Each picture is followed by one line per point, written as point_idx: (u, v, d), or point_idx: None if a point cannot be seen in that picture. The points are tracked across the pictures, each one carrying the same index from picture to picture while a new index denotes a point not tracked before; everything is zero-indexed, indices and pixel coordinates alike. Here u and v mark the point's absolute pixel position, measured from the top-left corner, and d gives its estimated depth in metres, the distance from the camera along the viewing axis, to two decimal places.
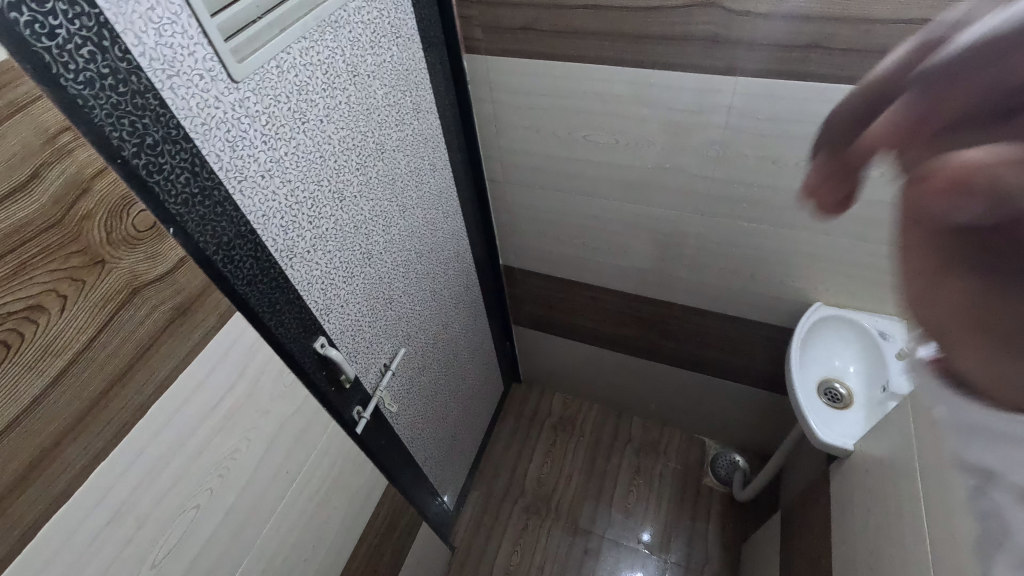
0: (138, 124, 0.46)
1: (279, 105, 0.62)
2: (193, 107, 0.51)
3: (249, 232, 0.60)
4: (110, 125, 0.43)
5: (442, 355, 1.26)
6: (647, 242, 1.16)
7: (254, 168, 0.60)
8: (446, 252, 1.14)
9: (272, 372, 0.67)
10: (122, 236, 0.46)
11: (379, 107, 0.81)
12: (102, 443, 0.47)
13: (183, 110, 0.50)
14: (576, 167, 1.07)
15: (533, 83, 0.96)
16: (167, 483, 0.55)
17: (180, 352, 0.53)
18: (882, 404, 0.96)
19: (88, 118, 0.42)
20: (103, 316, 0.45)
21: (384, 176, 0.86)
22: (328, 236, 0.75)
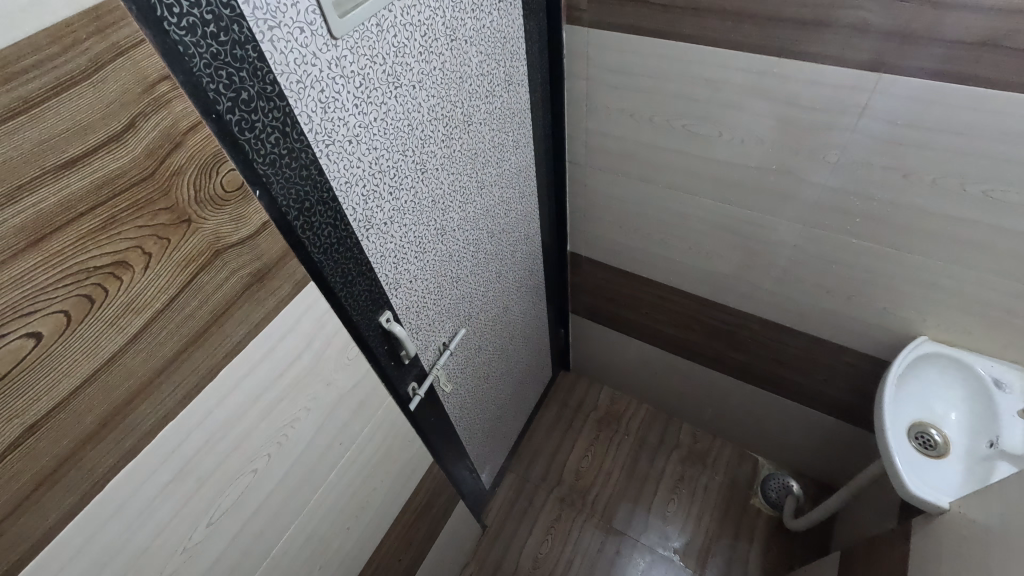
0: (235, 77, 0.43)
1: (374, 68, 0.58)
2: (289, 62, 0.49)
3: (330, 199, 0.59)
4: (207, 76, 0.41)
5: (499, 340, 1.23)
6: (734, 246, 1.06)
7: (343, 131, 0.57)
8: (516, 235, 1.10)
9: (338, 346, 0.65)
10: (209, 196, 0.43)
11: (472, 76, 0.76)
12: (172, 403, 0.46)
13: (280, 65, 0.48)
14: (668, 159, 0.99)
15: (636, 62, 0.88)
16: (230, 445, 0.55)
17: (253, 319, 0.51)
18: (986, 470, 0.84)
19: (189, 68, 0.40)
20: (184, 277, 0.43)
21: (467, 151, 0.82)
22: (406, 210, 0.72)
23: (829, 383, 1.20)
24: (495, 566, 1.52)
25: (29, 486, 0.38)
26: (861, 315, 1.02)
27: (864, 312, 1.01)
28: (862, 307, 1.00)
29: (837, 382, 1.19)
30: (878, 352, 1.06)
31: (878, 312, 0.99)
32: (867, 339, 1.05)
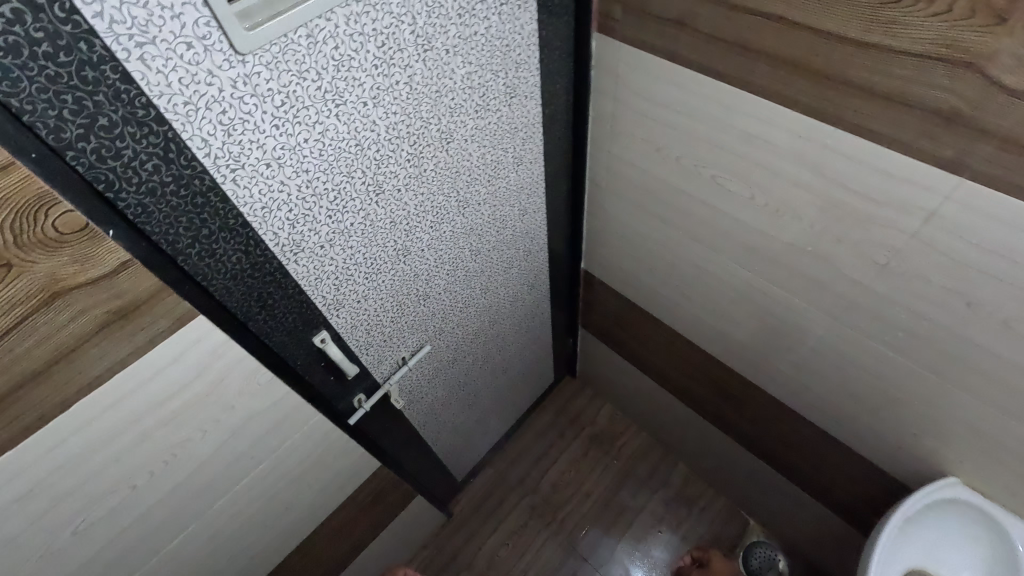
0: (87, 102, 0.38)
1: (304, 84, 0.49)
2: (172, 82, 0.41)
3: (240, 225, 0.52)
4: (40, 102, 0.36)
5: (481, 351, 1.16)
6: (752, 316, 0.92)
7: (258, 155, 0.50)
8: (512, 252, 1.00)
9: (242, 372, 0.61)
10: (36, 239, 0.38)
11: (455, 90, 0.65)
12: (7, 437, 0.44)
13: (157, 87, 0.40)
14: (691, 207, 0.84)
15: (668, 93, 0.73)
16: (97, 467, 0.53)
17: (117, 354, 0.47)
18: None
19: (9, 94, 0.34)
20: (9, 321, 0.39)
21: (445, 170, 0.72)
22: (351, 233, 0.65)
23: (835, 483, 1.06)
24: (451, 554, 1.54)
25: None
26: (883, 431, 0.86)
27: (888, 429, 0.85)
28: (886, 423, 0.84)
29: (844, 484, 1.04)
30: (895, 472, 0.90)
31: (904, 434, 0.83)
32: (886, 456, 0.89)
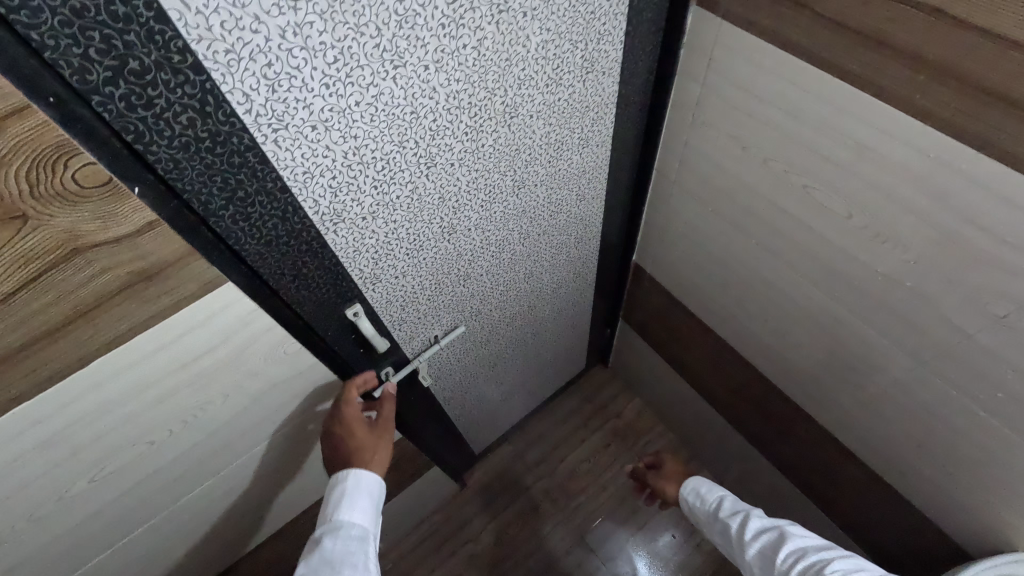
0: (116, 41, 0.33)
1: (360, 39, 0.43)
2: (213, 26, 0.36)
3: (279, 190, 0.48)
4: (63, 37, 0.31)
5: (516, 335, 1.12)
6: (819, 342, 0.83)
7: (303, 115, 0.45)
8: (563, 238, 0.93)
9: (269, 340, 0.58)
10: (53, 192, 0.34)
11: (527, 59, 0.57)
12: (23, 389, 0.42)
13: (196, 30, 0.35)
14: (771, 215, 0.75)
15: (770, 86, 0.63)
16: (115, 422, 0.51)
17: (139, 316, 0.45)
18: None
19: (30, 26, 0.30)
20: (25, 275, 0.36)
21: (504, 147, 0.65)
22: (396, 207, 0.60)
23: (877, 527, 0.98)
24: (459, 523, 1.55)
25: None
26: (951, 489, 0.77)
27: (957, 488, 0.76)
28: (955, 482, 0.75)
29: (888, 531, 0.96)
30: (954, 533, 0.81)
31: (976, 497, 0.74)
32: (947, 515, 0.80)
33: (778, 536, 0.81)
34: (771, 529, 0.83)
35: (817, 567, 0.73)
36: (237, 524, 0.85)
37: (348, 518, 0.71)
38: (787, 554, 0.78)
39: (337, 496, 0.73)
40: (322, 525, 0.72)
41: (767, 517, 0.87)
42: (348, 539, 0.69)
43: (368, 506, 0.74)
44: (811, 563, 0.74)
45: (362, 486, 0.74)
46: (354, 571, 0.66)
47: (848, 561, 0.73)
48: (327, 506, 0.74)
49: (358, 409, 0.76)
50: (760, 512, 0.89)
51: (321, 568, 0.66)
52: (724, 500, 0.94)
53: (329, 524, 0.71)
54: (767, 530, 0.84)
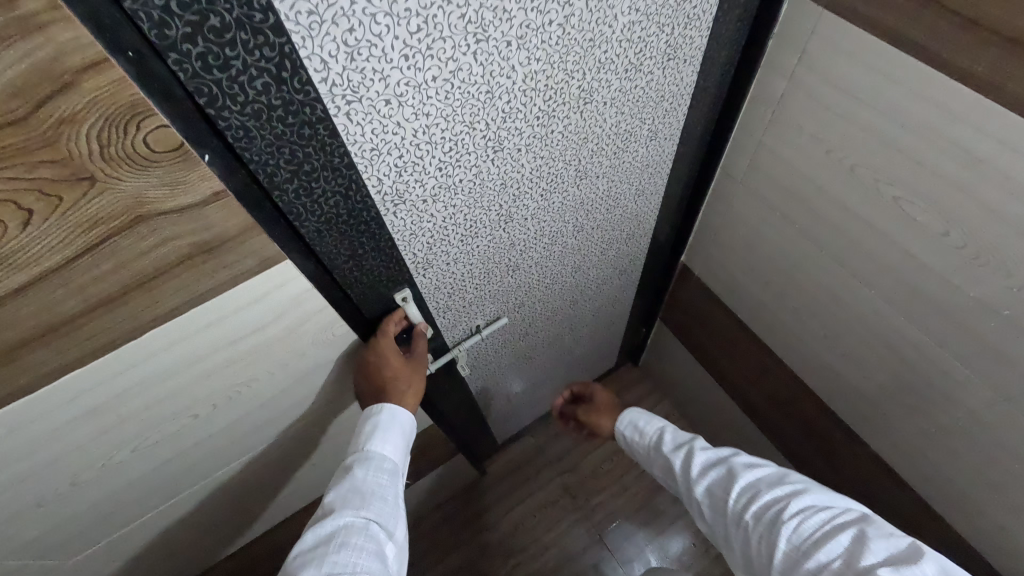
0: None
1: (446, 8, 0.40)
2: None
3: (344, 165, 0.46)
4: None
5: (554, 328, 1.09)
6: (885, 364, 0.77)
7: (378, 88, 0.42)
8: (615, 234, 0.90)
9: (320, 321, 0.56)
10: (125, 154, 0.32)
11: (611, 42, 0.53)
12: (78, 354, 0.41)
13: None
14: (851, 225, 0.70)
15: (871, 84, 0.58)
16: (162, 393, 0.50)
17: (197, 289, 0.43)
18: (850, 549, 0.55)
19: None
20: (90, 239, 0.35)
21: (573, 134, 0.61)
22: (458, 191, 0.57)
23: None
24: (477, 511, 1.54)
25: None
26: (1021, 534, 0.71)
27: None
28: None
29: None
30: None
31: None
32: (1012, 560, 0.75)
33: (725, 471, 0.70)
34: (720, 465, 0.71)
35: (771, 508, 0.62)
36: (266, 497, 0.85)
37: (381, 450, 0.62)
38: (739, 492, 0.67)
39: (369, 428, 0.63)
40: (350, 454, 0.63)
41: (718, 454, 0.74)
42: (380, 473, 0.60)
43: (400, 443, 0.65)
44: (767, 503, 0.63)
45: (399, 422, 0.64)
46: (384, 505, 0.58)
47: (801, 490, 0.63)
48: (355, 436, 0.64)
49: (392, 348, 0.64)
50: (708, 449, 0.75)
51: (349, 500, 0.57)
52: (668, 435, 0.83)
53: (359, 454, 0.62)
54: (717, 465, 0.72)
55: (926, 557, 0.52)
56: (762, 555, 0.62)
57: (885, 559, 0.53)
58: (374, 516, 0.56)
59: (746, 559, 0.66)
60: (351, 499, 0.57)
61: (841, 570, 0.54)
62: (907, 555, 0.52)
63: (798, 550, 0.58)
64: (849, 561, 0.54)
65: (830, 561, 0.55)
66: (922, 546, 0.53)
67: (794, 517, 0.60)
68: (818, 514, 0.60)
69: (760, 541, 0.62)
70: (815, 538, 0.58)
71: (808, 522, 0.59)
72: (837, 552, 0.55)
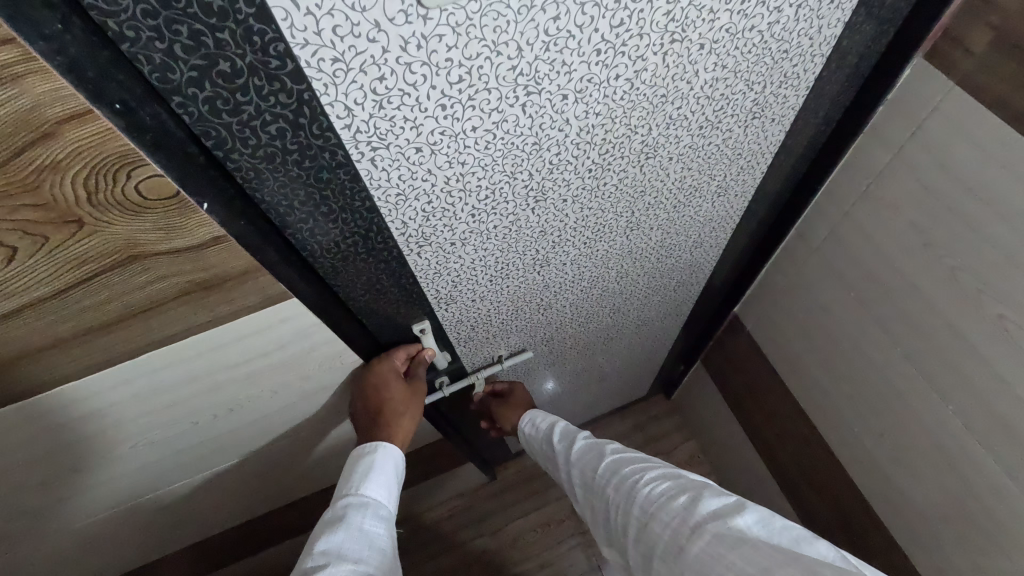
0: (207, 39, 0.27)
1: (495, 60, 0.34)
2: (324, 30, 0.28)
3: (365, 209, 0.42)
4: (146, 32, 0.25)
5: (581, 359, 1.04)
6: (943, 484, 0.68)
7: (409, 136, 0.37)
8: (663, 281, 0.83)
9: (328, 350, 0.54)
10: (114, 200, 0.30)
11: (687, 98, 0.46)
12: (73, 370, 0.40)
13: (303, 34, 0.27)
14: (937, 329, 0.61)
15: (996, 182, 0.48)
16: (161, 404, 0.50)
17: (194, 320, 0.41)
18: (683, 505, 0.53)
19: (108, 12, 0.24)
20: (79, 275, 0.33)
21: (628, 188, 0.55)
22: (490, 236, 0.52)
23: None
24: (479, 514, 1.53)
25: None
26: None
27: None
28: None
29: None
30: None
31: None
32: None
33: (595, 453, 0.69)
34: (596, 449, 0.70)
35: (629, 479, 0.61)
36: (268, 484, 0.86)
37: (375, 495, 0.58)
38: (609, 472, 0.65)
39: (362, 468, 0.60)
40: (337, 502, 0.58)
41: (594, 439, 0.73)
42: (376, 520, 0.56)
43: (392, 488, 0.61)
44: (627, 478, 0.61)
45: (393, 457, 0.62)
46: (382, 559, 0.52)
47: (657, 463, 0.62)
48: (344, 481, 0.60)
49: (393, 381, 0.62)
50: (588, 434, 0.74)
51: (347, 548, 0.51)
52: (557, 425, 0.81)
53: (352, 500, 0.57)
54: (593, 450, 0.70)
55: (750, 510, 0.49)
56: (626, 528, 0.60)
57: (714, 512, 0.51)
58: (374, 566, 0.50)
59: (617, 533, 0.63)
60: (347, 546, 0.51)
61: (678, 527, 0.52)
62: (733, 510, 0.50)
63: (646, 515, 0.56)
64: (683, 515, 0.52)
65: (669, 518, 0.53)
66: (747, 501, 0.51)
67: (644, 484, 0.58)
68: (666, 481, 0.58)
69: (624, 514, 0.60)
70: (656, 501, 0.56)
71: (656, 487, 0.57)
72: (671, 509, 0.54)
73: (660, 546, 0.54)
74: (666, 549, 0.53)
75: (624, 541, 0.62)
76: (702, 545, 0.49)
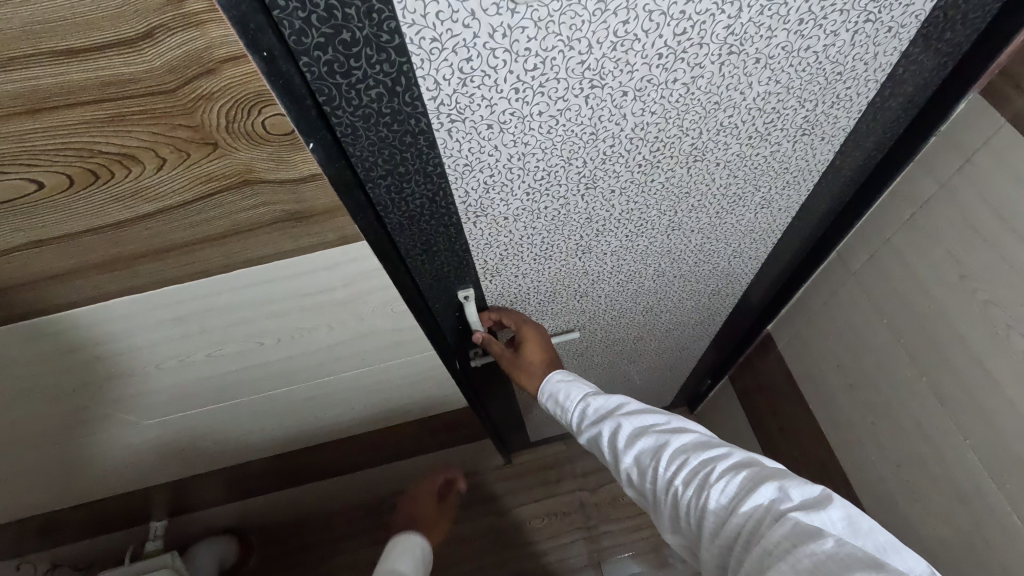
0: (337, 12, 0.34)
1: (567, 53, 0.39)
2: (429, 13, 0.34)
3: (434, 172, 0.49)
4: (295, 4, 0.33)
5: (609, 355, 1.08)
6: (953, 518, 0.68)
7: (483, 113, 0.43)
8: (699, 287, 0.86)
9: (383, 298, 0.60)
10: (245, 130, 0.36)
11: (739, 107, 0.50)
12: (181, 274, 0.48)
13: (413, 15, 0.34)
14: (965, 361, 0.61)
15: None
16: (237, 320, 0.57)
17: (282, 247, 0.48)
18: (767, 500, 0.51)
19: None
20: (204, 189, 0.40)
21: (674, 186, 0.59)
22: (540, 216, 0.58)
23: None
24: (491, 494, 1.59)
25: (42, 275, 0.44)
26: None
27: None
28: None
29: None
30: None
31: None
32: None
33: (645, 438, 0.64)
34: (647, 435, 0.64)
35: (697, 468, 0.58)
36: (306, 422, 0.94)
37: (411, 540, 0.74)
38: (668, 459, 0.61)
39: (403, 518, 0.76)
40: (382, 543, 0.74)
41: (641, 419, 0.67)
42: None
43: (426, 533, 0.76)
44: (697, 469, 0.58)
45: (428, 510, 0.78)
46: None
47: (723, 450, 0.59)
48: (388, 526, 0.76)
49: None
50: (632, 413, 0.68)
51: None
52: (588, 403, 0.73)
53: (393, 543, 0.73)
54: (644, 435, 0.65)
55: (836, 505, 0.48)
56: (692, 518, 0.57)
57: (800, 505, 0.49)
58: None
59: (671, 519, 0.61)
60: None
61: (761, 518, 0.50)
62: (818, 503, 0.49)
63: (725, 507, 0.54)
64: (769, 507, 0.50)
65: (752, 511, 0.52)
66: (834, 495, 0.49)
67: (717, 476, 0.56)
68: (741, 472, 0.55)
69: (692, 507, 0.57)
70: (737, 495, 0.53)
71: (733, 479, 0.55)
72: (757, 502, 0.51)
73: (739, 538, 0.51)
74: (746, 540, 0.51)
75: (683, 528, 0.59)
76: (782, 536, 0.47)
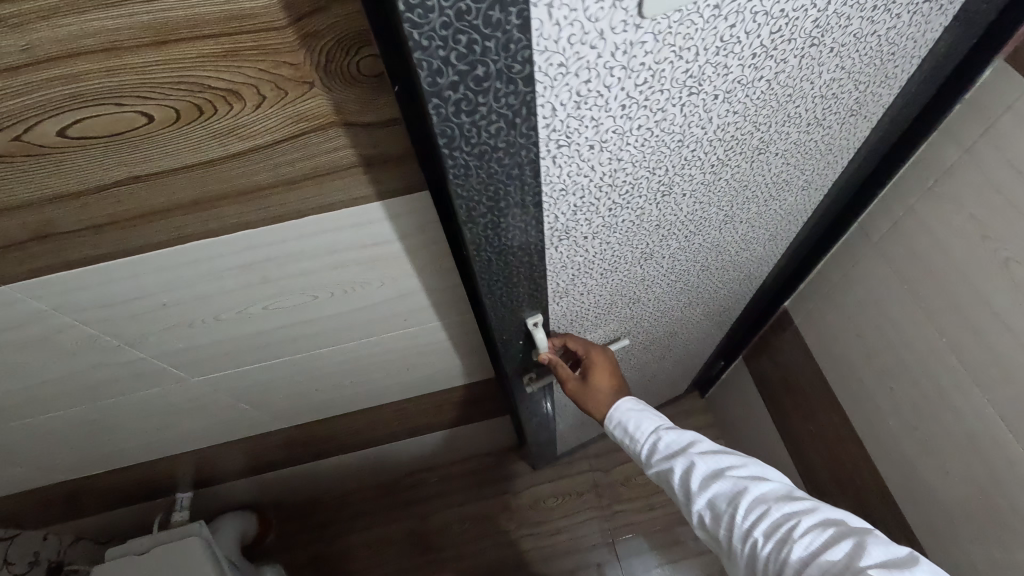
0: (476, 48, 0.33)
1: (676, 64, 0.41)
2: (561, 39, 0.34)
3: (532, 200, 0.49)
4: (439, 45, 0.32)
5: (642, 356, 1.09)
6: (971, 472, 0.71)
7: (589, 135, 0.44)
8: (732, 273, 0.88)
9: (433, 253, 0.63)
10: (341, 71, 0.40)
11: (806, 96, 0.53)
12: (255, 217, 0.51)
13: (547, 43, 0.34)
14: (986, 321, 0.65)
15: None
16: (296, 270, 0.60)
17: (351, 193, 0.51)
18: (850, 554, 0.55)
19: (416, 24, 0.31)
20: (292, 130, 0.43)
21: (737, 180, 0.62)
22: (617, 229, 0.60)
23: None
24: (505, 474, 1.62)
25: (132, 213, 0.47)
26: None
27: None
28: None
29: None
30: None
31: None
32: None
33: (720, 482, 0.66)
34: (722, 478, 0.66)
35: (777, 520, 0.61)
36: (338, 389, 0.97)
37: None
38: (746, 508, 0.63)
39: None
40: None
41: (717, 459, 0.68)
42: None
43: None
44: (778, 519, 0.60)
45: None
46: None
47: (804, 502, 0.62)
48: None
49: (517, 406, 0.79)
50: (706, 453, 0.69)
51: None
52: (660, 435, 0.75)
53: None
54: (718, 478, 0.67)
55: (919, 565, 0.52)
56: (769, 567, 0.60)
57: (883, 563, 0.53)
58: None
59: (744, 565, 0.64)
60: None
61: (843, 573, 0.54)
62: (902, 562, 0.53)
63: (804, 560, 0.57)
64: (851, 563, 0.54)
65: (834, 564, 0.55)
66: (919, 556, 0.53)
67: (800, 530, 0.58)
68: (824, 527, 0.58)
69: (770, 557, 0.60)
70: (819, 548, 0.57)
71: (816, 534, 0.58)
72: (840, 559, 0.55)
73: None
74: None
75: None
76: None
